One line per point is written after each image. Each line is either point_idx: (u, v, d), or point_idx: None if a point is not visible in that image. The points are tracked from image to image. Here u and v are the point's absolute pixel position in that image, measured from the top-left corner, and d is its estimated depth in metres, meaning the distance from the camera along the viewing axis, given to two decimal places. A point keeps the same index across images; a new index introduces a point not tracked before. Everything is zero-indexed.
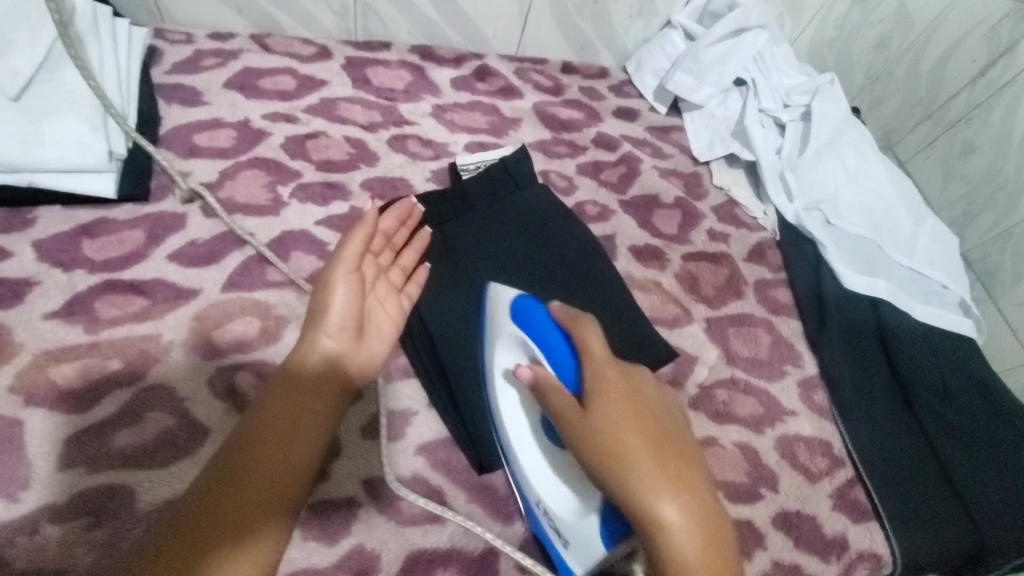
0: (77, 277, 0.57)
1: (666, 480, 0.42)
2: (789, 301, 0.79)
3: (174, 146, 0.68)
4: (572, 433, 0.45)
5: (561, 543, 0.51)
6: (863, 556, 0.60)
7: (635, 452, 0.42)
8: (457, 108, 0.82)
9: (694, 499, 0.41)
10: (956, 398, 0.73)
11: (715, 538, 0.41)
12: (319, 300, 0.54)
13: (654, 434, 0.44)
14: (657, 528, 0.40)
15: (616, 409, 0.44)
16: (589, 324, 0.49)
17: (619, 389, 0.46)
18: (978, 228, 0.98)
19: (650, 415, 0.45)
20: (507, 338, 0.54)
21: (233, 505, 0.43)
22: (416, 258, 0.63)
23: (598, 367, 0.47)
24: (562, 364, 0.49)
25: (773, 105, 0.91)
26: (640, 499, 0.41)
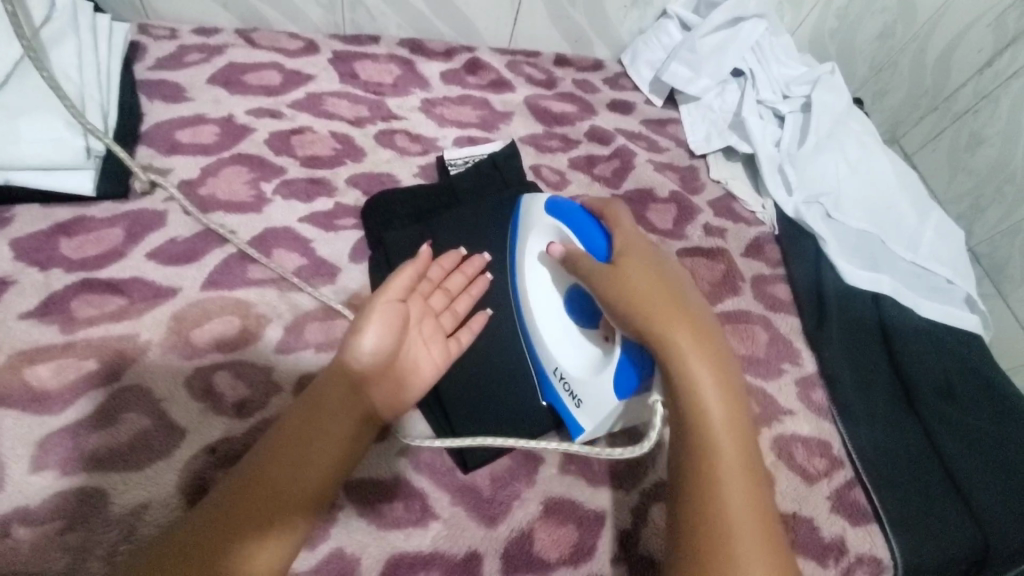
0: (54, 276, 0.56)
1: (674, 311, 0.47)
2: (787, 297, 0.77)
3: (155, 143, 0.67)
4: (597, 281, 0.51)
5: (573, 403, 0.55)
6: (863, 560, 0.58)
7: (647, 289, 0.48)
8: (447, 102, 0.81)
9: (700, 330, 0.47)
10: (961, 396, 0.70)
11: (715, 353, 0.46)
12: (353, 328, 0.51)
13: (667, 282, 0.49)
14: (666, 342, 0.46)
15: (638, 263, 0.51)
16: (620, 211, 0.57)
17: (642, 251, 0.52)
18: (986, 221, 0.95)
19: (666, 269, 0.51)
20: (543, 228, 0.61)
21: (238, 528, 0.42)
22: (471, 307, 0.60)
23: (624, 236, 0.54)
24: (595, 241, 0.56)
25: (771, 96, 0.89)
26: (651, 322, 0.47)
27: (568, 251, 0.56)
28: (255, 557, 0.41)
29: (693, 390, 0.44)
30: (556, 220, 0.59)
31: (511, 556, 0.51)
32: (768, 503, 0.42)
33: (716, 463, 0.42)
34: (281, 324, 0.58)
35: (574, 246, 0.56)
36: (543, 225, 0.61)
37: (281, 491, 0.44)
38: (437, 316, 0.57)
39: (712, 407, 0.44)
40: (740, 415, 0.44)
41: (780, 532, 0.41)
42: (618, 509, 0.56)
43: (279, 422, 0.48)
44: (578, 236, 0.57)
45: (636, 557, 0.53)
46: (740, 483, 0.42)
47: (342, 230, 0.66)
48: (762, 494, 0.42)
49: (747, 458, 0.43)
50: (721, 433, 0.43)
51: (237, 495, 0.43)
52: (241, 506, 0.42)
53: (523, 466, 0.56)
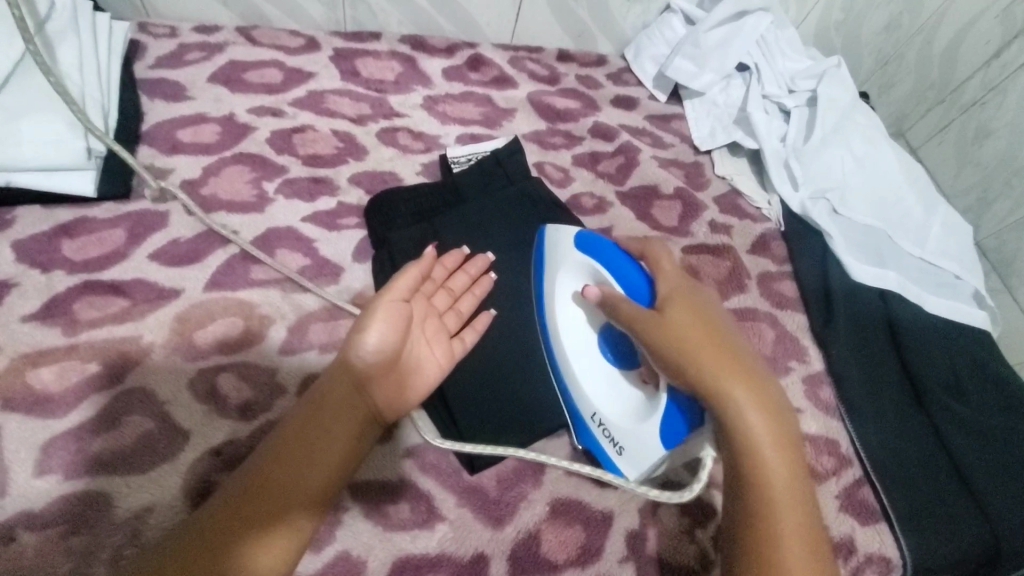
0: (57, 278, 0.56)
1: (735, 373, 0.44)
2: (794, 294, 0.76)
3: (156, 143, 0.66)
4: (644, 331, 0.48)
5: (614, 450, 0.53)
6: (872, 559, 0.58)
7: (705, 348, 0.45)
8: (449, 99, 0.80)
9: (763, 394, 0.44)
10: (969, 393, 0.70)
11: (779, 419, 0.44)
12: (358, 325, 0.50)
13: (723, 336, 0.46)
14: (728, 407, 0.43)
15: (688, 311, 0.47)
16: (660, 247, 0.53)
17: (689, 296, 0.49)
18: (993, 216, 0.94)
19: (717, 316, 0.48)
20: (573, 266, 0.58)
21: (240, 528, 0.41)
22: (475, 306, 0.60)
23: (668, 278, 0.50)
24: (634, 280, 0.52)
25: (776, 91, 0.88)
26: (712, 386, 0.44)
27: (605, 294, 0.52)
28: (259, 557, 0.41)
29: (757, 460, 0.42)
30: (589, 258, 0.56)
31: (518, 557, 0.51)
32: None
33: (784, 541, 0.41)
34: (284, 325, 0.58)
35: (611, 288, 0.53)
36: (575, 264, 0.58)
37: (287, 491, 0.44)
38: (440, 316, 0.57)
39: (778, 481, 0.42)
40: (804, 485, 0.43)
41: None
42: (625, 509, 0.55)
43: (284, 423, 0.48)
44: (615, 277, 0.53)
45: (643, 558, 0.53)
46: (808, 562, 0.40)
47: (345, 230, 0.65)
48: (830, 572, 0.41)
49: (812, 532, 0.42)
50: (787, 508, 0.42)
51: (243, 497, 0.43)
52: (247, 507, 0.42)
53: (529, 467, 0.56)
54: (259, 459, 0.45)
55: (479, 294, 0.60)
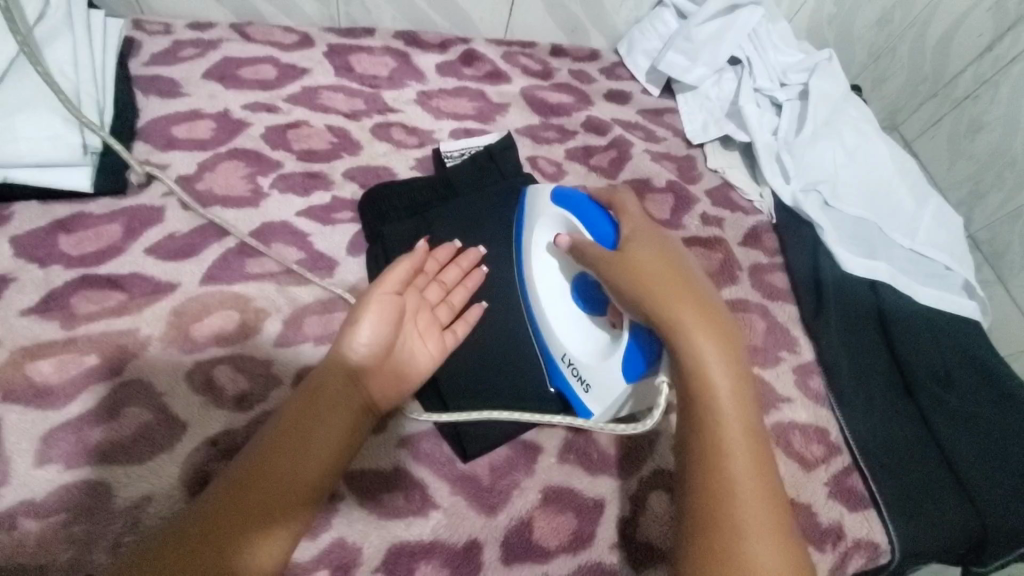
0: (54, 272, 0.57)
1: (683, 298, 0.47)
2: (785, 285, 0.77)
3: (152, 139, 0.67)
4: (605, 267, 0.50)
5: (582, 389, 0.56)
6: (860, 545, 0.59)
7: (656, 276, 0.48)
8: (443, 94, 0.81)
9: (710, 317, 0.46)
10: (958, 382, 0.70)
11: (726, 341, 0.46)
12: (348, 322, 0.52)
13: (675, 268, 0.49)
14: (678, 329, 0.45)
15: (647, 248, 0.50)
16: (627, 197, 0.56)
17: (648, 237, 0.52)
18: (986, 208, 0.95)
19: (675, 254, 0.50)
20: (549, 217, 0.60)
21: (237, 515, 0.42)
22: (467, 298, 0.61)
23: (631, 222, 0.53)
24: (601, 227, 0.55)
25: (768, 84, 0.88)
26: (661, 310, 0.46)
27: (575, 240, 0.55)
28: (254, 553, 0.41)
29: (703, 376, 0.44)
30: (561, 209, 0.58)
31: (510, 544, 0.52)
32: (780, 496, 0.42)
33: (724, 448, 0.43)
34: (280, 318, 0.58)
35: (580, 234, 0.56)
36: (548, 215, 0.60)
37: (280, 484, 0.44)
38: (433, 309, 0.57)
39: (726, 401, 0.44)
40: (750, 405, 0.45)
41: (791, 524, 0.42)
42: (616, 497, 0.56)
43: (279, 414, 0.48)
44: (584, 225, 0.56)
45: (634, 544, 0.54)
46: (752, 476, 0.42)
47: (339, 224, 0.66)
48: (774, 487, 0.42)
49: (755, 444, 0.43)
50: (734, 424, 0.43)
51: (236, 491, 0.43)
52: (240, 501, 0.43)
53: (522, 456, 0.57)
54: (253, 453, 0.46)
55: (471, 287, 0.61)
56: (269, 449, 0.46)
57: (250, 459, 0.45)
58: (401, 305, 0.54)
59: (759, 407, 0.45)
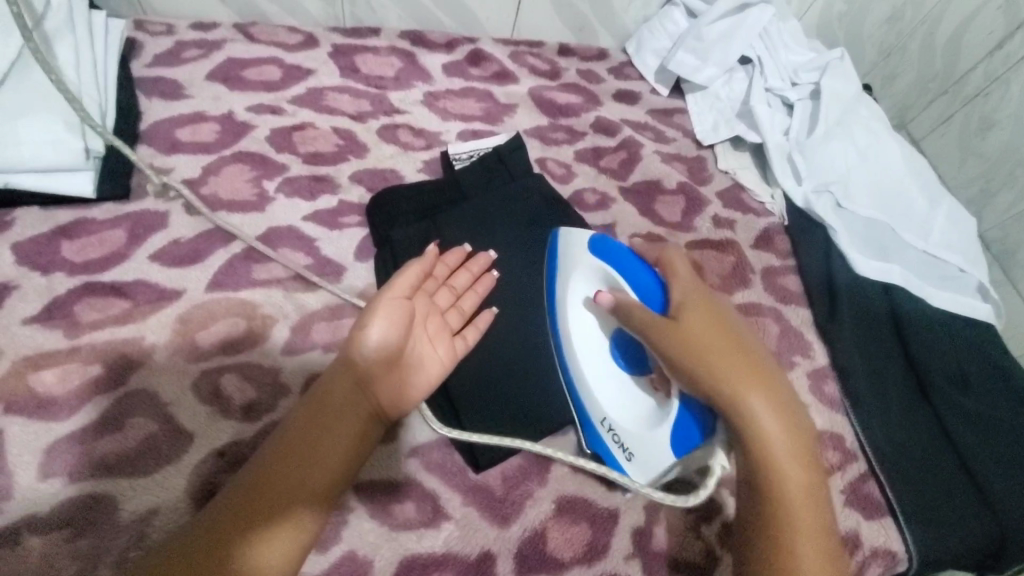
0: (57, 279, 0.56)
1: (750, 379, 0.44)
2: (798, 289, 0.76)
3: (155, 142, 0.66)
4: (659, 339, 0.47)
5: (624, 456, 0.53)
6: (877, 553, 0.58)
7: (720, 356, 0.45)
8: (449, 95, 0.79)
9: (777, 399, 0.44)
10: (974, 386, 0.69)
11: (794, 425, 0.44)
12: (359, 323, 0.51)
13: (736, 343, 0.46)
14: (748, 420, 0.43)
15: (704, 319, 0.47)
16: (674, 255, 0.52)
17: (703, 303, 0.48)
18: (997, 208, 0.94)
19: (733, 325, 0.47)
20: (588, 270, 0.57)
21: (246, 523, 0.41)
22: (478, 303, 0.60)
23: (683, 286, 0.50)
24: (647, 288, 0.51)
25: (779, 84, 0.87)
26: (729, 394, 0.44)
27: (618, 300, 0.51)
28: (264, 557, 0.40)
29: (775, 469, 0.43)
30: (603, 262, 0.55)
31: (524, 556, 0.51)
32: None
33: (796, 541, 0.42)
34: (287, 325, 0.57)
35: (624, 293, 0.52)
36: (587, 266, 0.57)
37: (288, 492, 0.43)
38: (443, 314, 0.56)
39: (797, 495, 0.43)
40: (822, 497, 0.44)
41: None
42: (631, 507, 0.55)
43: (285, 422, 0.48)
44: (629, 283, 0.52)
45: (650, 555, 0.53)
46: (827, 574, 0.41)
47: (346, 228, 0.65)
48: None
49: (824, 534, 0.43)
50: (806, 519, 0.42)
51: (245, 499, 0.43)
52: (248, 509, 0.42)
53: (535, 465, 0.56)
54: (262, 459, 0.45)
55: (481, 291, 0.59)
56: (277, 455, 0.45)
57: (258, 466, 0.45)
58: (411, 309, 0.53)
59: (829, 493, 0.44)
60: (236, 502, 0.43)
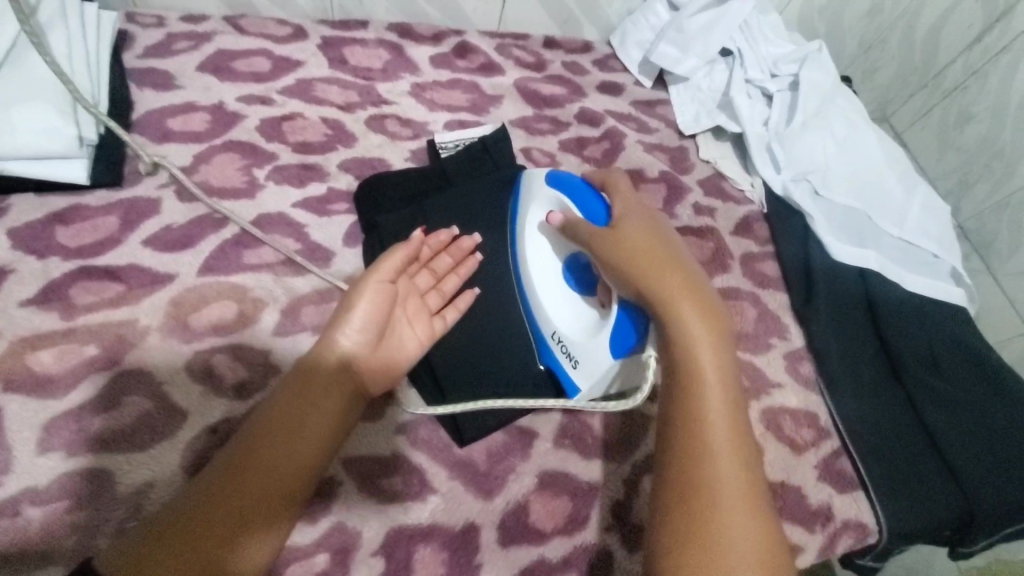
0: (52, 264, 0.57)
1: (666, 265, 0.50)
2: (776, 274, 0.78)
3: (147, 131, 0.67)
4: (598, 242, 0.54)
5: (571, 364, 0.58)
6: (848, 525, 0.61)
7: (641, 246, 0.52)
8: (436, 86, 0.81)
9: (690, 283, 0.49)
10: (946, 367, 0.72)
11: (707, 306, 0.48)
12: (344, 302, 0.53)
13: (660, 240, 0.53)
14: (660, 297, 0.49)
15: (639, 228, 0.54)
16: (621, 183, 0.60)
17: (638, 215, 0.56)
18: (975, 197, 0.96)
19: (664, 236, 0.54)
20: (544, 200, 0.63)
21: (231, 506, 0.43)
22: (459, 285, 0.61)
23: (625, 205, 0.57)
24: (594, 209, 0.59)
25: (759, 75, 0.89)
26: (644, 274, 0.50)
27: (568, 218, 0.59)
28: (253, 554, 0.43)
29: (685, 338, 0.47)
30: (556, 191, 0.61)
31: (507, 527, 0.53)
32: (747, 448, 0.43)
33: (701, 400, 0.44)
34: (277, 308, 0.59)
35: (573, 215, 0.60)
36: (543, 196, 0.63)
37: (271, 475, 0.45)
38: (423, 295, 0.58)
39: (709, 376, 0.45)
40: (730, 374, 0.46)
41: (768, 503, 0.42)
42: (611, 481, 0.57)
43: (268, 403, 0.49)
44: (578, 207, 0.60)
45: (628, 526, 0.55)
46: (722, 427, 0.43)
47: (335, 215, 0.66)
48: (749, 454, 0.43)
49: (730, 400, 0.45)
50: (711, 388, 0.45)
51: (231, 482, 0.44)
52: (236, 490, 0.44)
53: (518, 441, 0.58)
54: (247, 431, 0.47)
55: (463, 274, 0.62)
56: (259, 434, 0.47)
57: (241, 444, 0.46)
58: (394, 293, 0.54)
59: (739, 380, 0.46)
60: (222, 481, 0.44)
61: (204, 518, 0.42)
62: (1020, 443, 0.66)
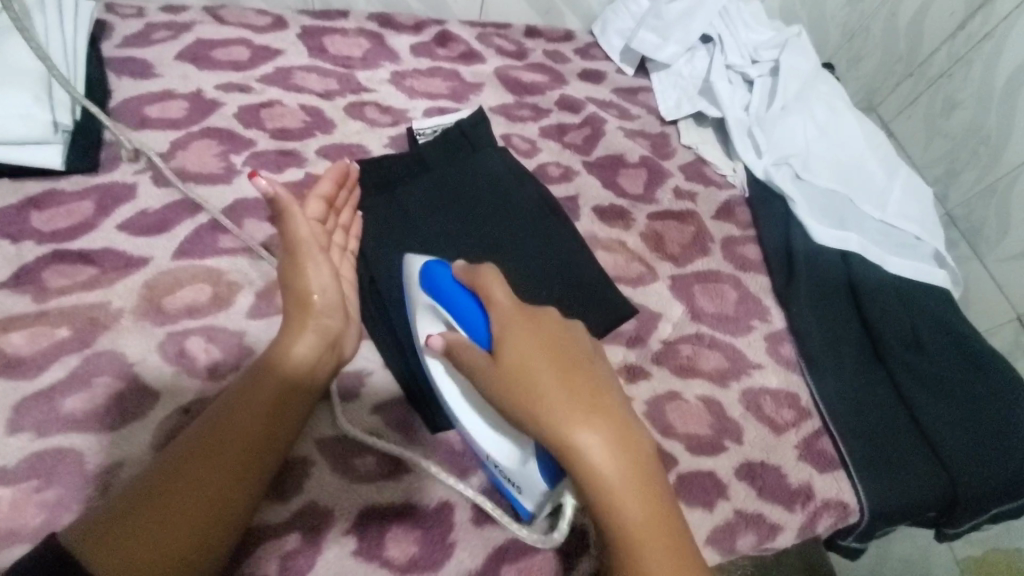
0: (26, 248, 0.57)
1: (570, 403, 0.39)
2: (757, 257, 0.78)
3: (124, 118, 0.67)
4: (488, 385, 0.42)
5: (516, 488, 0.50)
6: (830, 505, 0.61)
7: (540, 378, 0.40)
8: (416, 74, 0.81)
9: (603, 417, 0.39)
10: (929, 347, 0.71)
11: (627, 442, 0.39)
12: (292, 281, 0.51)
13: (558, 358, 0.41)
14: (571, 448, 0.38)
15: (524, 347, 0.41)
16: (490, 276, 0.46)
17: (522, 327, 0.43)
18: (964, 184, 0.95)
19: (559, 340, 0.42)
20: (424, 307, 0.52)
21: (197, 481, 0.43)
22: (349, 212, 0.60)
23: (501, 314, 0.44)
24: (472, 320, 0.46)
25: (739, 61, 0.90)
26: (549, 425, 0.39)
27: (449, 341, 0.45)
28: (222, 519, 0.43)
29: (608, 494, 0.38)
30: (429, 298, 0.50)
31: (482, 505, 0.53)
32: None
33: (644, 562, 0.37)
34: (252, 291, 0.59)
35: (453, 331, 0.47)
36: (421, 302, 0.52)
37: (249, 442, 0.46)
38: (340, 251, 0.57)
39: (654, 552, 0.37)
40: (669, 516, 0.38)
41: None
42: None
43: (240, 384, 0.49)
44: (453, 316, 0.47)
45: None
46: None
47: None
48: None
49: (677, 547, 0.38)
50: (657, 551, 0.37)
51: (199, 458, 0.44)
52: (209, 455, 0.44)
53: None
54: (219, 409, 0.47)
55: (349, 202, 0.60)
56: (233, 413, 0.46)
57: (212, 420, 0.46)
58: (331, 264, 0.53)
59: (678, 513, 0.39)
60: (186, 460, 0.44)
61: (168, 494, 0.42)
62: (1001, 424, 0.66)
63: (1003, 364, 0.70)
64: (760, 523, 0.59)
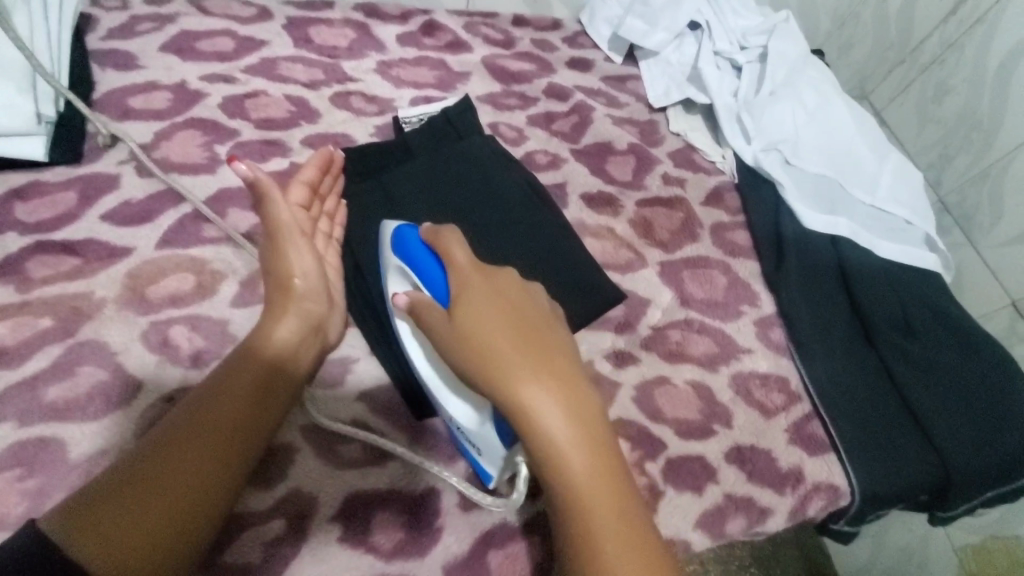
0: (8, 239, 0.57)
1: (522, 363, 0.40)
2: (746, 242, 0.78)
3: (108, 109, 0.67)
4: (446, 344, 0.42)
5: (476, 451, 0.50)
6: (819, 488, 0.61)
7: (494, 339, 0.41)
8: (402, 63, 0.81)
9: (552, 375, 0.40)
10: (920, 332, 0.71)
11: (575, 400, 0.40)
12: (273, 265, 0.51)
13: (511, 320, 0.42)
14: (521, 406, 0.39)
15: (480, 309, 0.42)
16: (451, 237, 0.46)
17: (480, 288, 0.43)
18: (956, 169, 0.94)
19: (515, 303, 0.43)
20: (394, 268, 0.52)
21: (183, 463, 0.42)
22: (336, 201, 0.61)
23: (460, 276, 0.44)
24: (435, 281, 0.46)
25: (728, 47, 0.89)
26: (501, 384, 0.40)
27: (413, 299, 0.44)
28: (207, 501, 0.42)
29: (556, 451, 0.39)
30: (398, 258, 0.50)
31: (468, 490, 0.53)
32: (652, 543, 0.39)
33: (588, 514, 0.39)
34: (236, 280, 0.59)
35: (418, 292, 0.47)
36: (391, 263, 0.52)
37: (235, 425, 0.45)
38: (326, 238, 0.58)
39: (597, 504, 0.39)
40: (614, 469, 0.40)
41: None
42: None
43: (223, 367, 0.48)
44: (419, 277, 0.47)
45: None
46: (620, 539, 0.38)
47: None
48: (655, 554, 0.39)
49: (620, 498, 0.40)
50: (600, 502, 0.39)
51: (185, 439, 0.43)
52: (195, 437, 0.43)
53: None
54: (202, 392, 0.46)
55: (336, 190, 0.60)
56: (218, 396, 0.46)
57: (196, 403, 0.46)
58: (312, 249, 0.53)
59: (624, 466, 0.41)
60: (171, 442, 0.43)
61: (153, 475, 0.41)
62: (991, 408, 0.66)
63: (993, 347, 0.70)
64: (749, 507, 0.58)
